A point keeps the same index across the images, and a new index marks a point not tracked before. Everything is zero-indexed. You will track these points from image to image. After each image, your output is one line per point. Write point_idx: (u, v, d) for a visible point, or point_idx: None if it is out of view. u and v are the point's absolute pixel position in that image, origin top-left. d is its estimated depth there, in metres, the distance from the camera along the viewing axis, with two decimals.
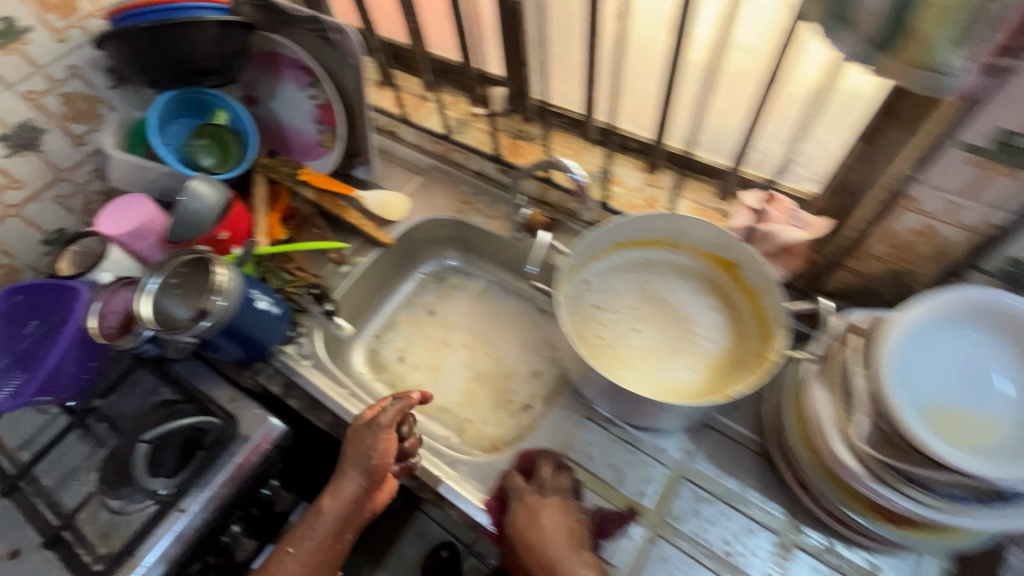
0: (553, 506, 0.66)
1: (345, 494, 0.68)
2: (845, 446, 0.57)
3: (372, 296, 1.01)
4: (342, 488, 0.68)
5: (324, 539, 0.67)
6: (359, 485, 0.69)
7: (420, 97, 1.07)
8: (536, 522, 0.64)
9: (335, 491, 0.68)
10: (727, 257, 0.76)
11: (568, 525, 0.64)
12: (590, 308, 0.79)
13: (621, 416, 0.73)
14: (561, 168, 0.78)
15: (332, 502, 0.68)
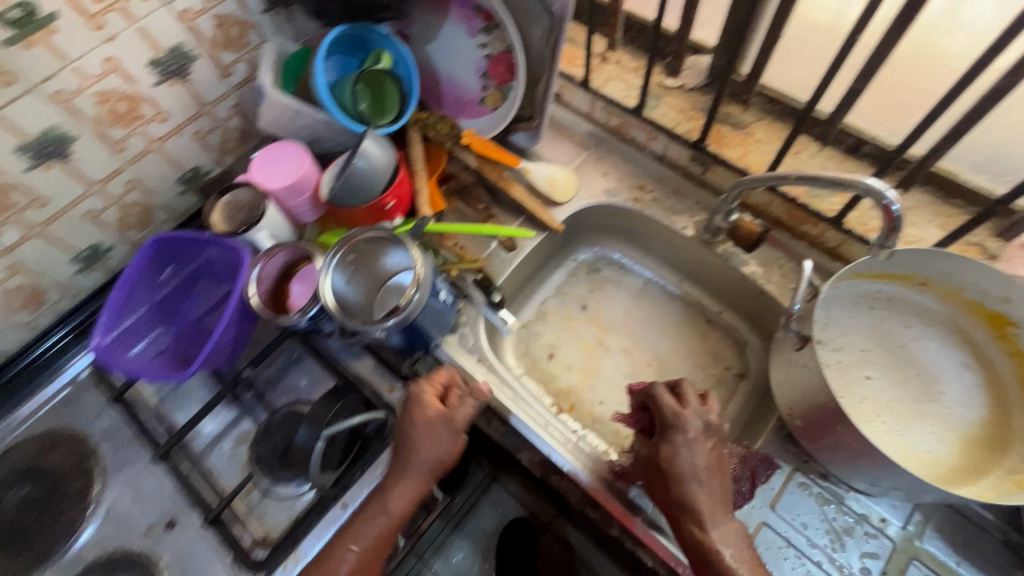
0: (703, 459, 0.58)
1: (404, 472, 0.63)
2: None
3: (525, 282, 0.92)
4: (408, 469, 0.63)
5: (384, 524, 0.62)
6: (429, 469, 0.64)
7: (600, 57, 0.93)
8: (680, 479, 0.58)
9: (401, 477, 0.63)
10: (1005, 313, 0.63)
11: (708, 475, 0.58)
12: (818, 346, 0.68)
13: (844, 478, 0.64)
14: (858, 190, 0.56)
15: (403, 487, 0.62)
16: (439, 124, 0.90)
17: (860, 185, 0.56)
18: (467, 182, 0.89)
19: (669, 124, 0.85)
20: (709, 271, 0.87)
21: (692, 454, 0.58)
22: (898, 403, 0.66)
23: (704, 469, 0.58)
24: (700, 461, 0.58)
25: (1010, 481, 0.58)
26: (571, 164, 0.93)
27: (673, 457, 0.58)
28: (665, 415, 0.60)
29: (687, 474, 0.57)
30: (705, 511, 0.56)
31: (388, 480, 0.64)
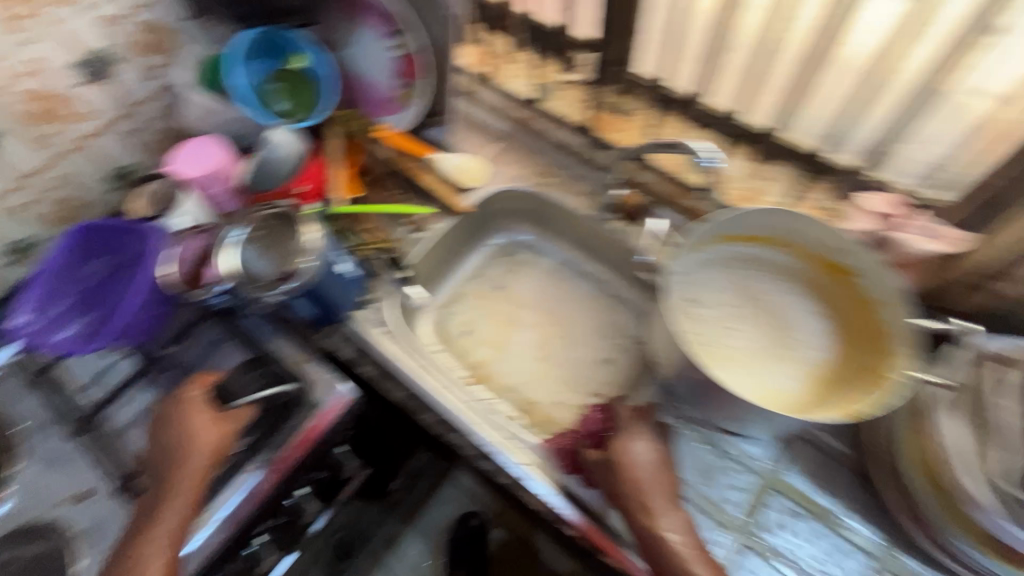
0: (651, 455, 0.65)
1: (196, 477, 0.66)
2: (973, 480, 0.56)
3: (441, 266, 0.98)
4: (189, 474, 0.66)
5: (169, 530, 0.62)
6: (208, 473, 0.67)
7: (505, 57, 1.01)
8: (632, 469, 0.64)
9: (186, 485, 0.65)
10: (843, 263, 0.70)
11: (657, 473, 0.64)
12: (688, 300, 0.74)
13: (712, 420, 0.70)
14: (687, 154, 0.69)
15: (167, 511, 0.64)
16: (357, 121, 0.96)
17: (686, 146, 0.75)
18: (382, 172, 0.97)
19: (566, 114, 0.93)
20: (609, 247, 0.94)
21: (645, 453, 0.65)
22: (757, 350, 0.72)
23: (654, 467, 0.65)
24: (650, 459, 0.65)
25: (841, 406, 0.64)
26: (482, 155, 1.01)
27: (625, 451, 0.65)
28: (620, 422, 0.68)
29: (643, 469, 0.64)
30: (655, 506, 0.62)
31: (171, 478, 0.66)
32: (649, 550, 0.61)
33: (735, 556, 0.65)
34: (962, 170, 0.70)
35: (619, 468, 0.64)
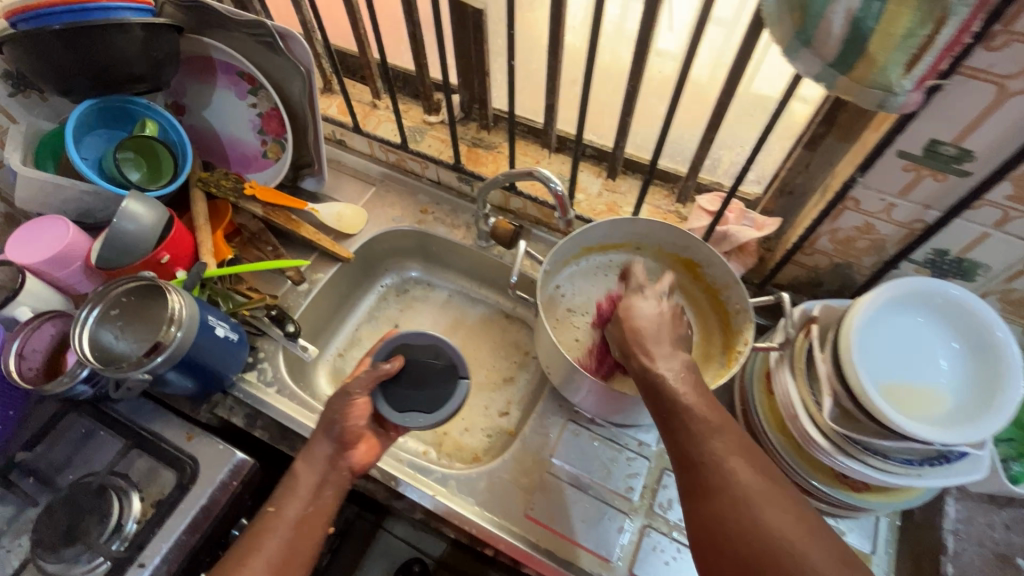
0: (654, 307, 0.64)
1: (321, 476, 0.67)
2: (812, 422, 0.62)
3: (333, 314, 0.97)
4: (305, 480, 0.66)
5: (298, 526, 0.63)
6: (345, 478, 0.68)
7: (370, 104, 1.04)
8: (633, 317, 0.63)
9: (315, 493, 0.65)
10: (690, 258, 0.80)
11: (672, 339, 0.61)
12: (567, 311, 0.84)
13: (602, 415, 0.76)
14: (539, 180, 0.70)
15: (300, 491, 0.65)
16: (223, 180, 0.94)
17: (538, 175, 0.70)
18: (257, 231, 0.93)
19: (434, 153, 0.98)
20: (495, 272, 0.99)
21: (651, 323, 0.62)
22: None
23: (669, 352, 0.60)
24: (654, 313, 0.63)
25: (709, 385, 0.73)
26: (360, 200, 1.02)
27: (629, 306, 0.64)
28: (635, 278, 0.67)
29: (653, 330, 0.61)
30: (674, 358, 0.59)
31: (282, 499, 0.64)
32: (701, 474, 0.53)
33: (637, 538, 0.70)
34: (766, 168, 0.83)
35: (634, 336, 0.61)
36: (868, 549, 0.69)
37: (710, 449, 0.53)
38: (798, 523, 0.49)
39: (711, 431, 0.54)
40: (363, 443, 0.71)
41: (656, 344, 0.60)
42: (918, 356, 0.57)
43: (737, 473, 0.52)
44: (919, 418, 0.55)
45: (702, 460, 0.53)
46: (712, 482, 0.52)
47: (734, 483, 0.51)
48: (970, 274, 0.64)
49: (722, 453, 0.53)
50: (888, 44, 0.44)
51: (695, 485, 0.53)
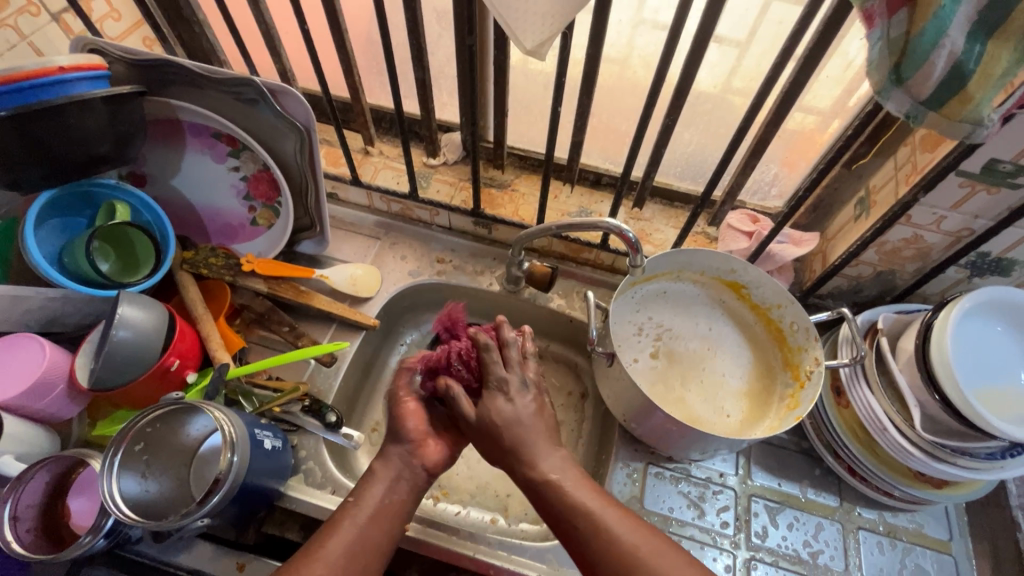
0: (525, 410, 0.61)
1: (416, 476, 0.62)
2: (902, 433, 0.65)
3: (360, 387, 0.88)
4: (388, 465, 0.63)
5: (372, 520, 0.58)
6: (420, 477, 0.62)
7: (362, 152, 0.96)
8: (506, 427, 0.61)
9: (412, 488, 0.62)
10: (736, 280, 0.80)
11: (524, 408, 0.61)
12: (637, 331, 0.81)
13: (687, 453, 0.74)
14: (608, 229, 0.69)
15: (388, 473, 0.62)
16: (211, 258, 0.83)
17: (604, 224, 0.69)
18: (263, 310, 0.83)
19: (444, 199, 0.92)
20: (523, 315, 0.94)
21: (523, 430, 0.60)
22: (708, 374, 0.79)
23: (542, 441, 0.59)
24: (527, 411, 0.60)
25: (784, 407, 0.74)
26: (366, 257, 0.94)
27: (503, 417, 0.59)
28: (493, 374, 0.61)
29: (518, 424, 0.59)
30: (542, 444, 0.59)
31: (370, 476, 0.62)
32: (569, 523, 0.54)
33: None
34: (788, 182, 0.85)
35: (493, 431, 0.60)
36: (948, 537, 0.73)
37: (574, 503, 0.55)
38: (658, 545, 0.52)
39: (567, 496, 0.56)
40: (433, 439, 0.65)
41: (516, 448, 0.59)
42: (1001, 360, 0.61)
43: (610, 530, 0.52)
44: (1010, 422, 0.59)
45: (575, 524, 0.54)
46: (594, 544, 0.52)
47: (605, 542, 0.52)
48: (1008, 270, 0.68)
49: (593, 513, 0.54)
50: (986, 83, 0.46)
51: (569, 539, 0.54)
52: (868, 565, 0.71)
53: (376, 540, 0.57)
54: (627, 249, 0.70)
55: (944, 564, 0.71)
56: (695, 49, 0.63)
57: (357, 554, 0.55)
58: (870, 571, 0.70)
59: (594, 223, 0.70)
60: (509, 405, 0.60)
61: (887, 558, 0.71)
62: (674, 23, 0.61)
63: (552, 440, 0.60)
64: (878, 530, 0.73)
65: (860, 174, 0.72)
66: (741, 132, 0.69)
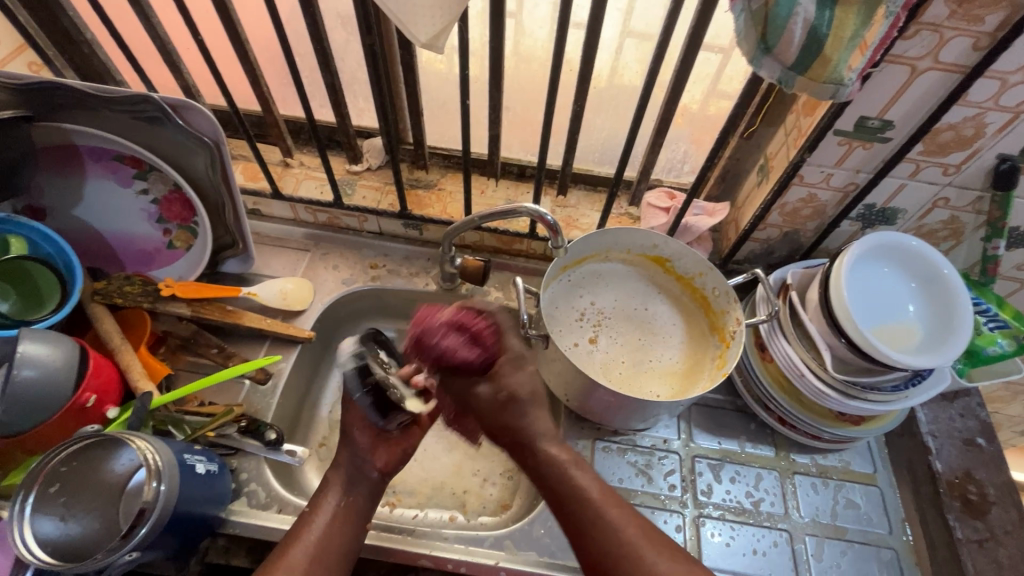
0: (527, 392, 0.67)
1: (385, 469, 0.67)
2: (818, 377, 0.69)
3: (302, 402, 0.86)
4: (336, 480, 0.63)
5: (335, 521, 0.60)
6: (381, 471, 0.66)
7: (281, 165, 0.94)
8: (510, 414, 0.66)
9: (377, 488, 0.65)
10: (659, 254, 0.84)
11: (535, 407, 0.67)
12: (579, 318, 0.83)
13: (631, 423, 0.76)
14: (529, 213, 0.71)
15: (334, 495, 0.62)
16: (126, 286, 0.78)
17: (524, 210, 0.71)
18: (188, 334, 0.79)
19: (371, 204, 0.91)
20: None
21: (524, 396, 0.67)
22: (645, 346, 0.82)
23: (535, 415, 0.67)
24: (525, 398, 0.66)
25: (716, 367, 0.78)
26: (297, 270, 0.92)
27: (511, 406, 0.66)
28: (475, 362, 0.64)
29: (525, 398, 0.66)
30: (546, 431, 0.66)
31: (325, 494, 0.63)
32: (579, 518, 0.59)
33: (698, 536, 0.72)
34: (697, 158, 0.90)
35: (508, 401, 0.66)
36: (872, 470, 0.79)
37: (596, 518, 0.58)
38: (670, 550, 0.56)
39: (586, 500, 0.59)
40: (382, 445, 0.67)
41: (527, 430, 0.66)
42: (897, 298, 0.67)
43: (643, 559, 0.55)
44: (908, 351, 0.64)
45: (588, 525, 0.58)
46: (602, 543, 0.56)
47: (628, 550, 0.55)
48: (892, 219, 0.75)
49: (611, 522, 0.57)
50: (841, 45, 0.50)
51: (583, 542, 0.58)
52: (806, 506, 0.75)
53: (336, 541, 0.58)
54: (548, 232, 0.73)
55: (869, 494, 0.77)
56: (590, 35, 0.66)
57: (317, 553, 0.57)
58: (808, 511, 0.75)
59: (513, 210, 0.72)
60: (523, 376, 0.67)
61: (821, 497, 0.76)
62: (566, 10, 0.63)
63: (551, 432, 0.66)
64: (812, 472, 0.78)
65: (757, 143, 0.77)
66: (644, 112, 0.72)
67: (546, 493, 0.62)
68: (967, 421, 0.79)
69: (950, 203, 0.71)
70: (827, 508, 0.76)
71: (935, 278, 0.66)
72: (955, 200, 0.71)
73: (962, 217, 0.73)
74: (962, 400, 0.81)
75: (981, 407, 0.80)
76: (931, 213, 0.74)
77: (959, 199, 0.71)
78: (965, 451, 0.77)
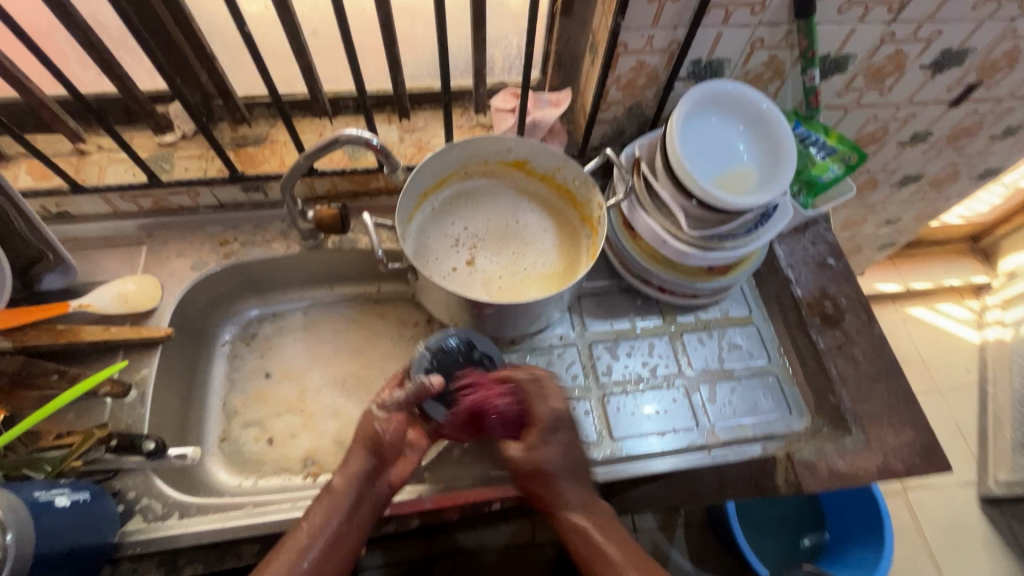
0: (562, 453, 0.66)
1: (358, 494, 0.63)
2: (677, 239, 0.73)
3: (185, 404, 0.81)
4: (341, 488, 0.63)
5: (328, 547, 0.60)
6: (382, 491, 0.65)
7: (76, 155, 0.81)
8: (541, 467, 0.64)
9: (356, 502, 0.62)
10: (516, 158, 0.82)
11: (576, 468, 0.66)
12: (452, 245, 0.81)
13: (524, 328, 0.77)
14: (351, 139, 0.67)
15: (343, 510, 0.61)
16: None
17: (345, 137, 0.66)
18: (16, 368, 0.69)
19: (196, 175, 0.82)
20: (338, 267, 0.91)
21: (562, 455, 0.66)
22: (521, 252, 0.82)
23: (575, 488, 0.65)
24: (558, 459, 0.65)
25: (590, 255, 0.79)
26: (135, 267, 0.82)
27: (533, 462, 0.64)
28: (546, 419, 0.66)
29: (557, 470, 0.65)
30: (577, 496, 0.65)
31: (331, 508, 0.61)
32: (587, 558, 0.62)
33: (614, 412, 0.76)
34: None
35: (536, 471, 0.65)
36: (748, 311, 0.86)
37: (601, 562, 0.61)
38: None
39: (603, 559, 0.61)
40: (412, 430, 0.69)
41: (560, 494, 0.64)
42: (729, 145, 0.69)
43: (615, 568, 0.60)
44: (747, 193, 0.68)
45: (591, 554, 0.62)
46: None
47: None
48: (720, 70, 0.77)
49: (614, 562, 0.61)
50: None
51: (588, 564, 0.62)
52: (696, 359, 0.81)
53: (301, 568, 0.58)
54: (381, 156, 0.70)
55: (749, 332, 0.84)
56: None
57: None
58: (698, 362, 0.81)
59: (334, 139, 0.67)
60: (554, 449, 0.65)
61: (708, 347, 0.82)
62: None
63: (576, 471, 0.66)
64: (697, 328, 0.84)
65: (580, 18, 0.74)
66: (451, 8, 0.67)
67: (576, 559, 0.64)
68: (818, 246, 0.87)
69: (766, 43, 0.73)
70: (715, 355, 0.82)
71: (758, 117, 0.69)
72: (769, 38, 0.73)
73: (779, 56, 0.76)
74: (813, 229, 0.88)
75: (828, 231, 0.88)
76: (753, 57, 0.75)
77: (773, 37, 0.72)
78: (821, 273, 0.84)
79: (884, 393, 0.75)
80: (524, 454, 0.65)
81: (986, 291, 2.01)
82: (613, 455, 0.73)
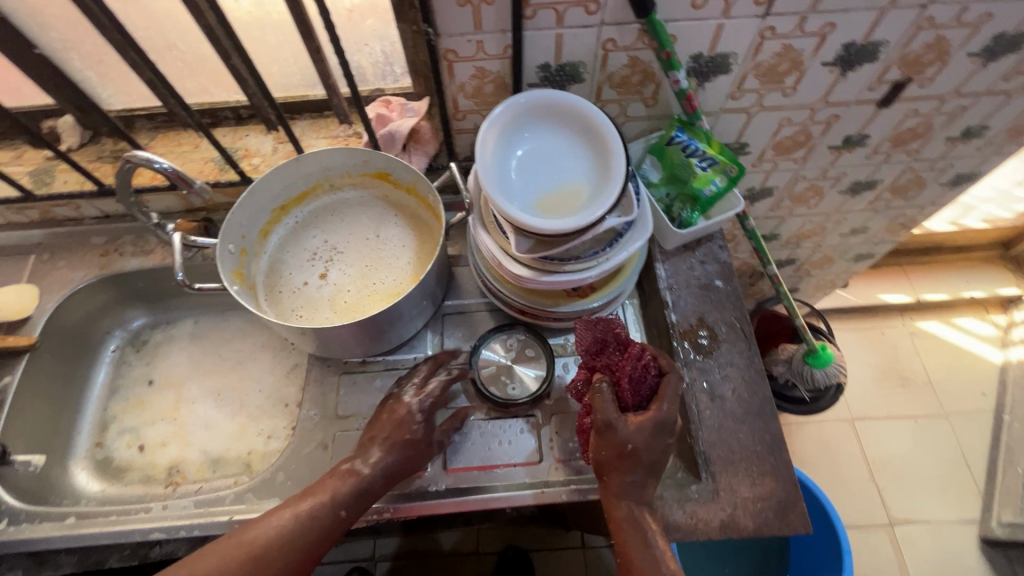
0: (660, 453, 0.62)
1: (365, 487, 0.63)
2: (514, 261, 0.67)
3: (59, 412, 0.84)
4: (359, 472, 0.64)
5: (316, 523, 0.60)
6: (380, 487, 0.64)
7: None
8: (637, 458, 0.61)
9: (364, 493, 0.63)
10: (378, 170, 0.80)
11: (652, 475, 0.62)
12: (309, 258, 0.80)
13: (368, 348, 0.74)
14: (141, 162, 0.67)
15: (352, 498, 0.62)
16: None
17: (136, 157, 0.66)
18: None
19: (73, 188, 0.84)
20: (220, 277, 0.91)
21: (651, 448, 0.62)
22: (377, 267, 0.79)
23: (643, 487, 0.62)
24: (660, 452, 0.62)
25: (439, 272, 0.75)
26: (20, 276, 0.85)
27: (651, 453, 0.62)
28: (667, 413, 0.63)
29: (653, 461, 0.62)
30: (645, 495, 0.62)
31: (339, 496, 0.62)
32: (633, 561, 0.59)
33: (462, 443, 0.72)
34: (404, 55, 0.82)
35: (630, 455, 0.61)
36: (625, 336, 0.79)
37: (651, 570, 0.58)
38: None
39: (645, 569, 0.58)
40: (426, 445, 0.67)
41: (634, 486, 0.61)
42: (559, 160, 0.64)
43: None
44: (567, 214, 0.61)
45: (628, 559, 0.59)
46: None
47: None
48: (579, 74, 0.70)
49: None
50: None
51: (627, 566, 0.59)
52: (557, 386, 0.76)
53: (303, 539, 0.59)
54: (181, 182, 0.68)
55: None
56: None
57: (256, 573, 0.56)
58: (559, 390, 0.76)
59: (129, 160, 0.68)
60: (648, 448, 0.61)
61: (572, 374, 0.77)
62: None
63: (655, 473, 0.62)
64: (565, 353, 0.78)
65: None
66: None
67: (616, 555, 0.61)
68: (709, 265, 0.78)
69: (621, 43, 0.66)
70: None
71: (590, 130, 0.64)
72: (623, 38, 0.65)
73: (641, 57, 0.68)
74: (707, 246, 0.80)
75: (723, 249, 0.79)
76: (611, 58, 0.68)
77: (626, 36, 0.65)
78: (705, 298, 0.76)
79: (748, 436, 0.67)
80: (598, 444, 0.62)
81: (1015, 305, 1.78)
82: (449, 490, 0.69)
